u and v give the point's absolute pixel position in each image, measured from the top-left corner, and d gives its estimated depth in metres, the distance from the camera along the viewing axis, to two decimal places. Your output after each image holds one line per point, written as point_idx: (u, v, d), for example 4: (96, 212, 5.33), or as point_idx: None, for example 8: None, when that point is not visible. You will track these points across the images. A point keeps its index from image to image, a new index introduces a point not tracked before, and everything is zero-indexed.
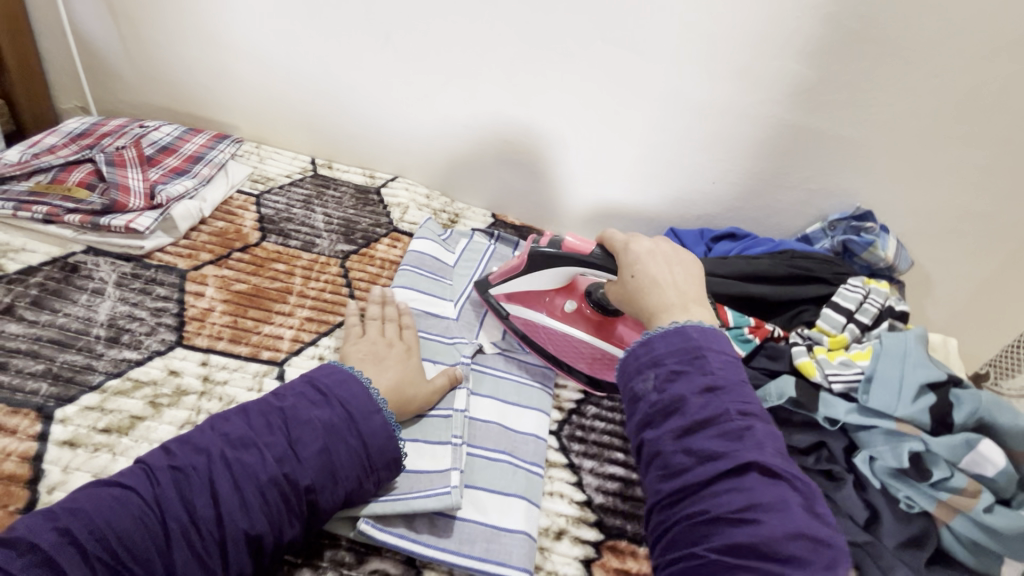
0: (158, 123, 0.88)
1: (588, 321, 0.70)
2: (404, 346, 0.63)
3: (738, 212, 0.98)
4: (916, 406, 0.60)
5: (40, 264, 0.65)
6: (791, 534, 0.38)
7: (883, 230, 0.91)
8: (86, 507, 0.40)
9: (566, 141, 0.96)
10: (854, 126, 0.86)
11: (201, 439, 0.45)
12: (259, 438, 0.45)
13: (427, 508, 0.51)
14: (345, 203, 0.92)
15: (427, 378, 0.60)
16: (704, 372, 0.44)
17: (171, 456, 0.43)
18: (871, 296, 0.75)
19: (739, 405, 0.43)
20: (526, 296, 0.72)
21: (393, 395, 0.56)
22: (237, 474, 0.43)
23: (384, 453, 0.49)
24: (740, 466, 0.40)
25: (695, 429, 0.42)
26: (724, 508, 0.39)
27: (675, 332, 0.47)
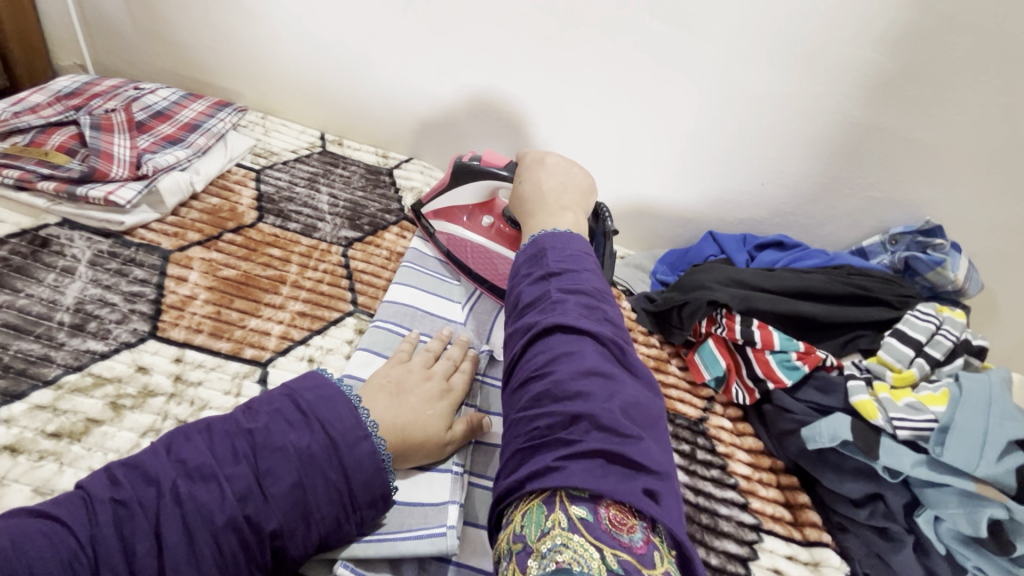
0: (155, 86, 0.80)
1: (506, 236, 0.69)
2: (445, 387, 0.53)
3: (786, 218, 0.88)
4: (1000, 466, 0.52)
5: (7, 235, 0.58)
6: (583, 368, 0.38)
7: (954, 248, 0.80)
8: (6, 545, 0.33)
9: (601, 129, 0.87)
10: (933, 127, 0.75)
11: (152, 466, 0.38)
12: (221, 469, 0.38)
13: (417, 553, 0.43)
14: (353, 184, 0.84)
15: (449, 426, 0.51)
16: (544, 267, 0.46)
17: (116, 486, 0.37)
18: (945, 327, 0.64)
19: (565, 296, 0.43)
20: (447, 212, 0.72)
21: (397, 434, 0.47)
22: (190, 515, 0.36)
23: (370, 489, 0.42)
24: (546, 326, 0.41)
25: (529, 315, 0.43)
26: (539, 366, 0.39)
27: (534, 255, 0.48)
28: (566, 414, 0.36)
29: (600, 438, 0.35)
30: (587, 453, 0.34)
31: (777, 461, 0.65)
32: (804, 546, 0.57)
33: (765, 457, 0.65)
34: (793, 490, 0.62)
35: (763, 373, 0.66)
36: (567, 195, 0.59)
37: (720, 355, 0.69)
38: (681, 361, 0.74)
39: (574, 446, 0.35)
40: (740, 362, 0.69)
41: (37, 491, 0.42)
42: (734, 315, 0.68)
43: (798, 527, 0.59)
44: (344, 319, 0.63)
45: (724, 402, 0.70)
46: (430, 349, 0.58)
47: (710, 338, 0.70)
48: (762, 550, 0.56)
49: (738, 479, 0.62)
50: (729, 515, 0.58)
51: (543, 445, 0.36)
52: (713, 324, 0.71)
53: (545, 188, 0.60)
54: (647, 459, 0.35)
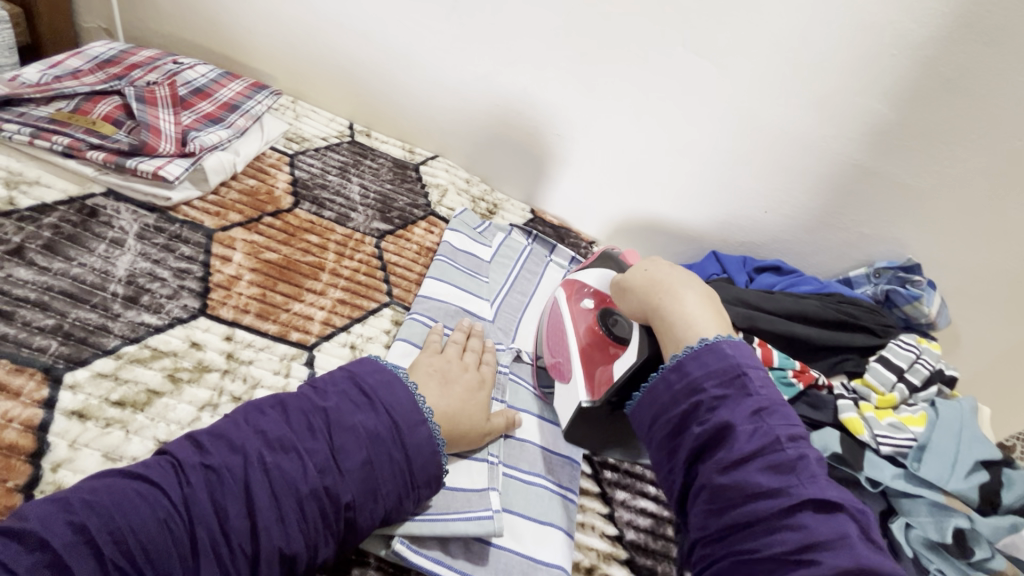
0: (193, 61, 0.80)
1: (591, 332, 0.64)
2: (479, 378, 0.57)
3: (784, 245, 0.95)
4: (968, 482, 0.59)
5: (56, 202, 0.58)
6: (789, 438, 0.44)
7: (930, 285, 0.88)
8: (107, 501, 0.35)
9: (622, 146, 0.92)
10: (923, 175, 0.83)
11: (235, 435, 0.40)
12: (300, 442, 0.41)
13: (467, 533, 0.47)
14: (383, 176, 0.86)
15: (488, 417, 0.55)
16: (738, 383, 0.47)
17: (203, 452, 0.39)
18: (923, 357, 0.72)
19: (761, 389, 0.47)
20: (570, 283, 0.69)
21: (448, 421, 0.51)
22: (276, 482, 0.39)
23: (428, 469, 0.45)
24: (747, 412, 0.45)
25: (714, 406, 0.46)
26: (739, 447, 0.44)
27: (706, 350, 0.49)
28: (803, 520, 0.40)
29: (857, 554, 0.38)
30: (815, 543, 0.38)
31: None
32: None
33: None
34: None
35: None
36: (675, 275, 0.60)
37: None
38: None
39: (809, 529, 0.39)
40: None
41: (107, 457, 0.43)
42: (736, 331, 0.76)
43: None
44: (380, 309, 0.66)
45: None
46: (457, 339, 0.61)
47: None
48: None
49: None
50: None
51: (767, 528, 0.40)
52: None
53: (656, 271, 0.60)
54: (883, 563, 0.40)
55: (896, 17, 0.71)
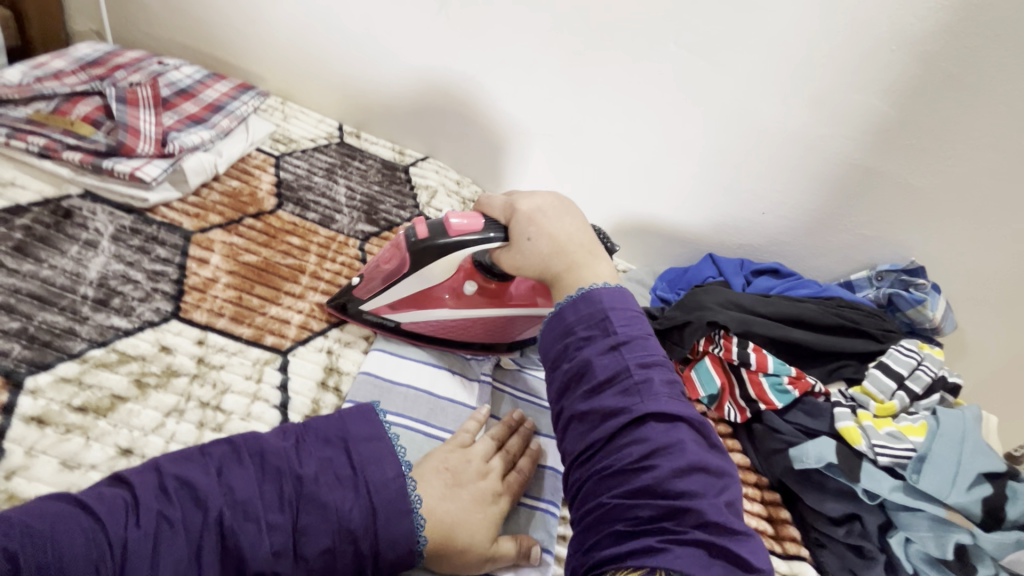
0: (179, 62, 0.80)
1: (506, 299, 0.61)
2: (500, 488, 0.50)
3: (783, 248, 0.92)
4: (969, 495, 0.57)
5: (29, 204, 0.58)
6: (643, 367, 0.45)
7: (934, 289, 0.85)
8: (51, 532, 0.35)
9: (614, 147, 0.90)
10: (925, 176, 0.80)
11: (202, 485, 0.41)
12: (264, 514, 0.41)
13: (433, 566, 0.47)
14: (370, 178, 0.85)
15: (497, 540, 0.48)
16: (608, 334, 0.47)
17: (166, 499, 0.40)
18: (926, 363, 0.69)
19: (623, 326, 0.48)
20: (415, 297, 0.60)
21: (444, 532, 0.45)
22: (228, 551, 0.39)
23: (393, 564, 0.43)
24: (606, 349, 0.46)
25: (581, 344, 0.48)
26: (597, 377, 0.46)
27: (582, 298, 0.49)
28: (669, 506, 0.40)
29: (702, 533, 0.39)
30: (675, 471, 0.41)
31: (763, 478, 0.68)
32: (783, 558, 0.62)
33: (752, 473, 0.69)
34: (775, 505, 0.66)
35: (756, 393, 0.69)
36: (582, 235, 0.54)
37: (715, 374, 0.73)
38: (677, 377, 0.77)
39: (652, 441, 0.42)
40: (734, 382, 0.72)
41: (64, 464, 0.42)
42: (730, 336, 0.73)
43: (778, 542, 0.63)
44: None
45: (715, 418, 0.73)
46: (493, 433, 0.54)
47: (707, 357, 0.74)
48: None
49: None
50: None
51: (622, 445, 0.43)
52: (710, 343, 0.75)
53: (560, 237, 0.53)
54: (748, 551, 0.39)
55: (894, 10, 0.69)
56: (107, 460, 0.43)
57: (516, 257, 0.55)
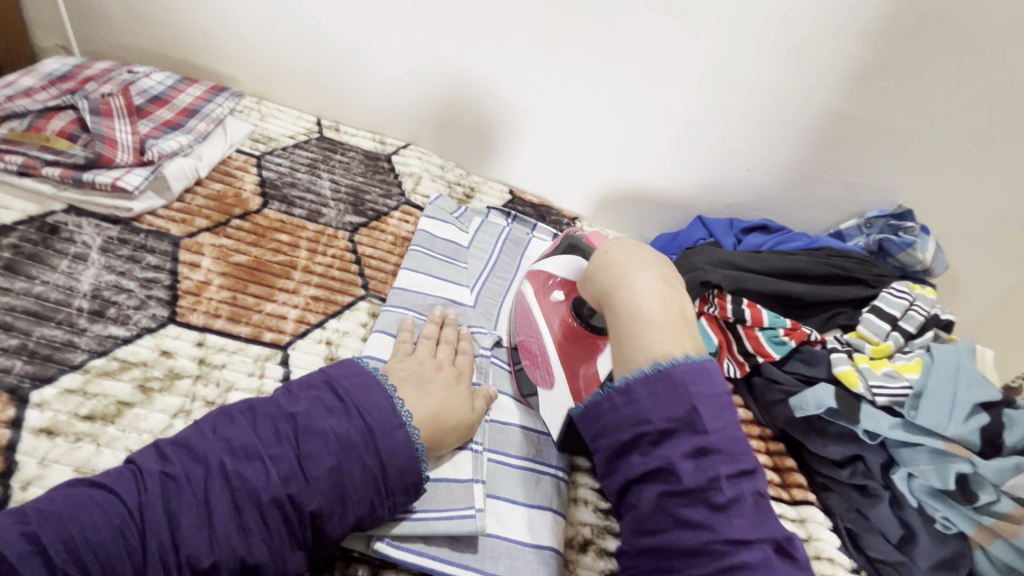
0: (149, 69, 0.79)
1: (565, 327, 0.62)
2: (456, 371, 0.57)
3: (770, 204, 0.93)
4: (967, 426, 0.58)
5: (15, 223, 0.58)
6: (727, 475, 0.42)
7: (923, 231, 0.86)
8: (61, 510, 0.38)
9: (595, 117, 0.89)
10: (907, 118, 0.80)
11: (199, 444, 0.43)
12: (265, 450, 0.43)
13: (449, 532, 0.48)
14: (354, 170, 0.85)
15: (472, 406, 0.54)
16: (686, 418, 0.43)
17: (165, 460, 0.42)
18: (918, 303, 0.70)
19: (714, 422, 0.43)
20: (535, 276, 0.66)
21: (432, 421, 0.50)
22: (238, 490, 0.41)
23: (403, 475, 0.46)
24: (688, 451, 0.43)
25: (652, 426, 0.44)
26: (663, 461, 0.43)
27: (659, 378, 0.45)
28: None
29: None
30: (731, 556, 0.40)
31: (766, 430, 0.70)
32: (791, 505, 0.63)
33: (755, 426, 0.71)
34: (781, 455, 0.68)
35: (754, 347, 0.71)
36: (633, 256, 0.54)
37: (713, 333, 0.73)
38: None
39: (718, 537, 0.40)
40: (732, 340, 0.73)
41: (78, 471, 0.43)
42: (725, 295, 0.73)
43: (785, 489, 0.65)
44: (356, 303, 0.65)
45: None
46: (427, 333, 0.60)
47: (703, 318, 0.74)
48: None
49: None
50: None
51: (679, 528, 0.42)
52: (705, 303, 0.75)
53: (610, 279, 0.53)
54: None
55: None
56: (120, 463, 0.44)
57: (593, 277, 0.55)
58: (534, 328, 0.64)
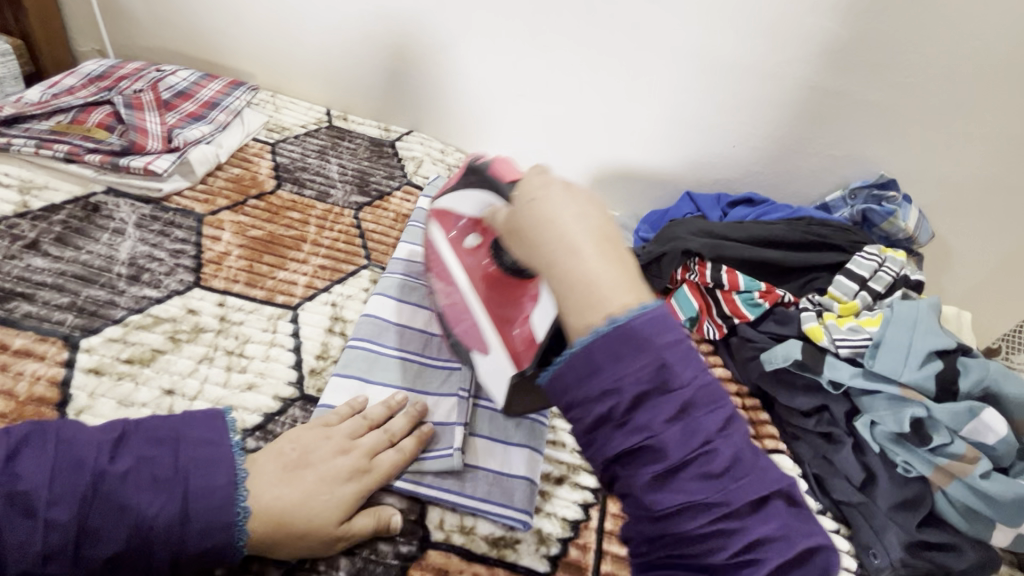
0: (175, 68, 0.87)
1: (486, 275, 0.59)
2: (365, 465, 0.49)
3: (757, 178, 0.96)
4: (921, 372, 0.61)
5: (63, 202, 0.66)
6: (716, 427, 0.35)
7: (905, 200, 0.88)
8: None
9: (584, 99, 0.94)
10: (885, 89, 0.83)
11: (65, 452, 0.41)
12: (111, 484, 0.41)
13: (433, 468, 0.53)
14: (360, 155, 0.92)
15: (353, 519, 0.46)
16: (665, 382, 0.35)
17: (17, 461, 0.40)
18: (886, 264, 0.74)
19: (683, 369, 0.36)
20: (442, 214, 0.63)
21: (277, 517, 0.44)
22: (52, 510, 0.39)
23: (188, 559, 0.42)
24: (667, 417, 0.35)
25: (622, 394, 0.35)
26: (658, 446, 0.35)
27: (618, 332, 0.36)
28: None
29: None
30: (733, 523, 0.34)
31: (742, 387, 0.74)
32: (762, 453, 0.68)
33: (733, 384, 0.75)
34: (755, 409, 0.73)
35: (730, 310, 0.76)
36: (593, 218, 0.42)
37: (694, 298, 0.79)
38: None
39: (725, 511, 0.34)
40: (711, 304, 0.78)
41: (120, 403, 0.51)
42: (705, 262, 0.79)
43: (758, 439, 0.69)
44: (359, 271, 0.72)
45: (699, 339, 0.79)
46: (370, 416, 0.53)
47: (686, 284, 0.80)
48: None
49: None
50: None
51: (683, 511, 0.34)
52: (688, 271, 0.81)
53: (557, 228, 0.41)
54: None
55: None
56: (154, 398, 0.52)
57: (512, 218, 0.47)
58: (450, 280, 0.62)
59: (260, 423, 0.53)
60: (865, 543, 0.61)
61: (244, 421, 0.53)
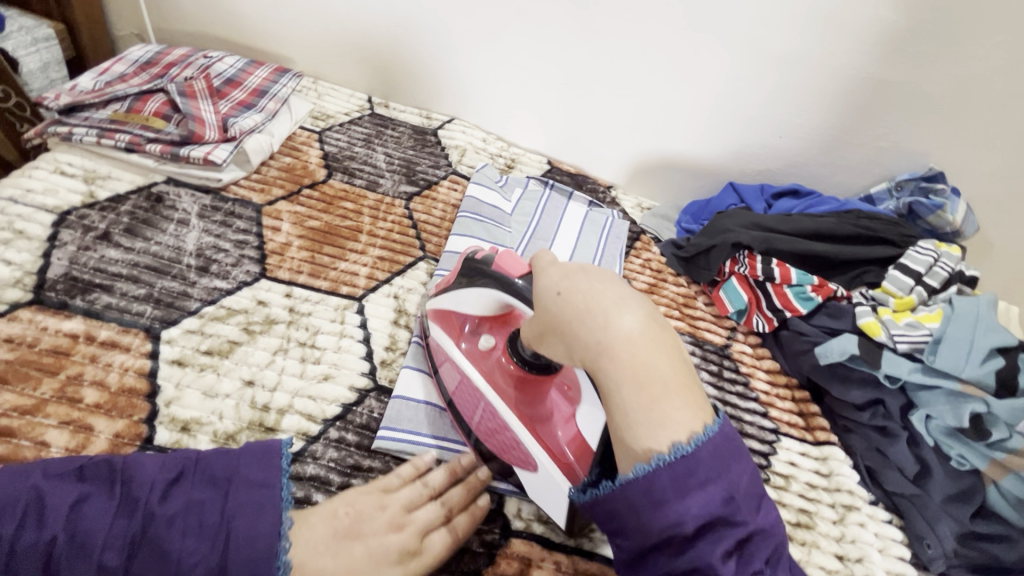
0: (221, 54, 0.87)
1: (508, 376, 0.51)
2: (415, 544, 0.44)
3: (802, 169, 0.95)
4: (983, 368, 0.62)
5: (127, 193, 0.67)
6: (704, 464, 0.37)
7: (954, 193, 0.87)
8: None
9: (629, 88, 0.93)
10: (941, 81, 0.82)
11: (127, 495, 0.41)
12: (161, 532, 0.39)
13: (503, 457, 0.54)
14: (404, 144, 0.92)
15: None
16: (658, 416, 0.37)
17: (81, 504, 0.40)
18: (942, 259, 0.74)
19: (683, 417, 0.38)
20: (428, 273, 0.61)
21: None
22: (111, 557, 0.38)
23: None
24: (726, 545, 0.35)
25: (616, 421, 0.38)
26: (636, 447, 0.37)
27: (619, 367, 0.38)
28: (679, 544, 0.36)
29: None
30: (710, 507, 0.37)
31: (792, 379, 0.76)
32: (814, 445, 0.69)
33: (782, 376, 0.77)
34: (806, 401, 0.74)
35: (782, 304, 0.76)
36: (597, 297, 0.38)
37: (742, 291, 0.79)
38: (707, 298, 0.84)
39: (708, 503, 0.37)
40: (760, 297, 0.78)
41: (206, 394, 0.52)
42: (755, 254, 0.79)
43: (809, 431, 0.71)
44: (416, 263, 0.72)
45: (745, 331, 0.81)
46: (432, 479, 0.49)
47: (734, 277, 0.81)
48: (781, 447, 0.68)
49: (759, 393, 0.74)
50: (752, 421, 0.70)
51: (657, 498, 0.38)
52: (737, 264, 0.81)
53: (593, 310, 0.38)
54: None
55: None
56: (237, 389, 0.53)
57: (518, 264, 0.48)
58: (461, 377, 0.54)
59: (340, 413, 0.55)
60: (919, 533, 0.62)
61: (324, 411, 0.54)
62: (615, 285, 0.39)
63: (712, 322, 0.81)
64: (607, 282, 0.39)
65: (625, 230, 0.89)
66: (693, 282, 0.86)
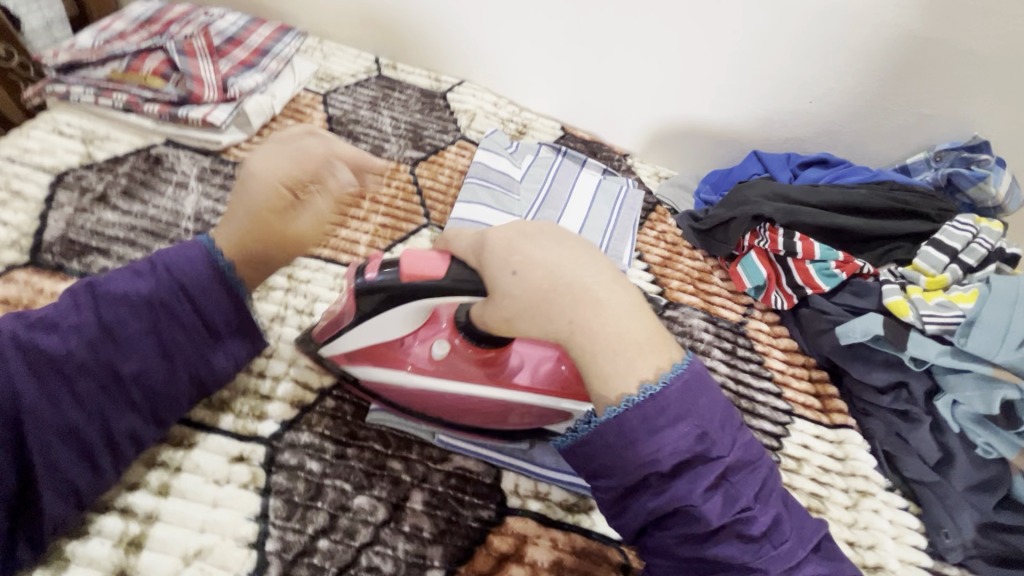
0: (223, 11, 0.84)
1: (477, 361, 0.50)
2: None
3: (833, 137, 0.89)
4: (1019, 352, 0.58)
5: (126, 154, 0.65)
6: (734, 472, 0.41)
7: (999, 164, 0.81)
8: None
9: (649, 48, 0.87)
10: (992, 39, 0.75)
11: (109, 328, 0.44)
12: (138, 347, 0.44)
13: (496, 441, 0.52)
14: (411, 107, 0.88)
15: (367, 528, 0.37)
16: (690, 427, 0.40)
17: (54, 340, 0.42)
18: (982, 236, 0.69)
19: (711, 425, 0.41)
20: (374, 352, 0.50)
21: None
22: (103, 374, 0.43)
23: None
24: (709, 485, 0.40)
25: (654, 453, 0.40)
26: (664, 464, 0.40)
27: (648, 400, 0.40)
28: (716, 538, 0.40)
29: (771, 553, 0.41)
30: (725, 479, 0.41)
31: (810, 358, 0.72)
32: (830, 428, 0.66)
33: (799, 355, 0.73)
34: (823, 382, 0.71)
35: (802, 280, 0.72)
36: (534, 270, 0.41)
37: (761, 266, 0.75)
38: (723, 272, 0.80)
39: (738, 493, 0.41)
40: (780, 272, 0.75)
41: None
42: (776, 228, 0.75)
43: (825, 413, 0.67)
44: (420, 231, 0.70)
45: (763, 308, 0.77)
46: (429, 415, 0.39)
47: (753, 251, 0.77)
48: (794, 429, 0.65)
49: (773, 372, 0.70)
50: (764, 401, 0.67)
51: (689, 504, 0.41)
52: (756, 238, 0.77)
53: (553, 270, 0.42)
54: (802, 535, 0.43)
55: None
56: None
57: (503, 307, 0.43)
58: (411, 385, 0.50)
59: (338, 382, 0.54)
60: (936, 522, 0.59)
61: (321, 380, 0.54)
62: (546, 239, 0.44)
63: (728, 298, 0.78)
64: (553, 246, 0.43)
65: (640, 200, 0.85)
66: (709, 256, 0.82)
